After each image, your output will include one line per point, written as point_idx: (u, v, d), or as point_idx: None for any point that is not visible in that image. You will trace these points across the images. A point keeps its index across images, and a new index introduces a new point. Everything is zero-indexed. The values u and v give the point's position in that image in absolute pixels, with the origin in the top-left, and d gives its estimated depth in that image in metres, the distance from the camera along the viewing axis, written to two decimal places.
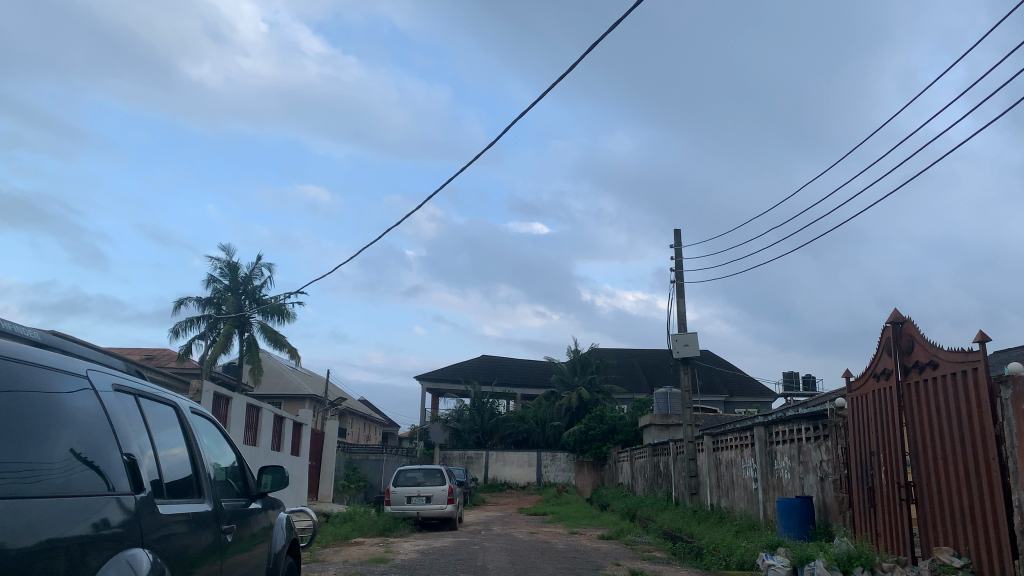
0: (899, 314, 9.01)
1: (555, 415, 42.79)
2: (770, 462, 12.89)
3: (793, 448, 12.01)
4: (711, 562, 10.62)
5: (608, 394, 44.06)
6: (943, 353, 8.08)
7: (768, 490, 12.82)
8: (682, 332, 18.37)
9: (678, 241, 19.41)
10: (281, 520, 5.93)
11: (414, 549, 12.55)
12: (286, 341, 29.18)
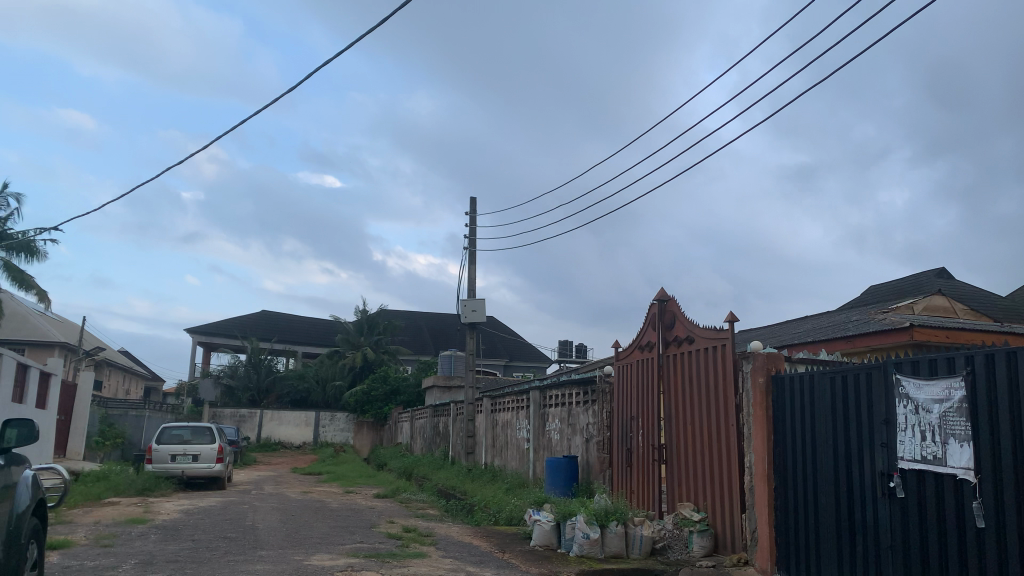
0: (665, 292, 9.79)
1: (337, 374, 42.19)
2: (542, 423, 13.62)
3: (563, 411, 12.76)
4: (482, 518, 11.06)
5: (393, 355, 44.16)
6: (698, 330, 8.92)
7: (538, 450, 13.56)
8: (471, 298, 18.75)
9: (473, 208, 19.71)
10: (26, 479, 5.33)
11: (176, 509, 11.89)
12: (35, 282, 26.18)
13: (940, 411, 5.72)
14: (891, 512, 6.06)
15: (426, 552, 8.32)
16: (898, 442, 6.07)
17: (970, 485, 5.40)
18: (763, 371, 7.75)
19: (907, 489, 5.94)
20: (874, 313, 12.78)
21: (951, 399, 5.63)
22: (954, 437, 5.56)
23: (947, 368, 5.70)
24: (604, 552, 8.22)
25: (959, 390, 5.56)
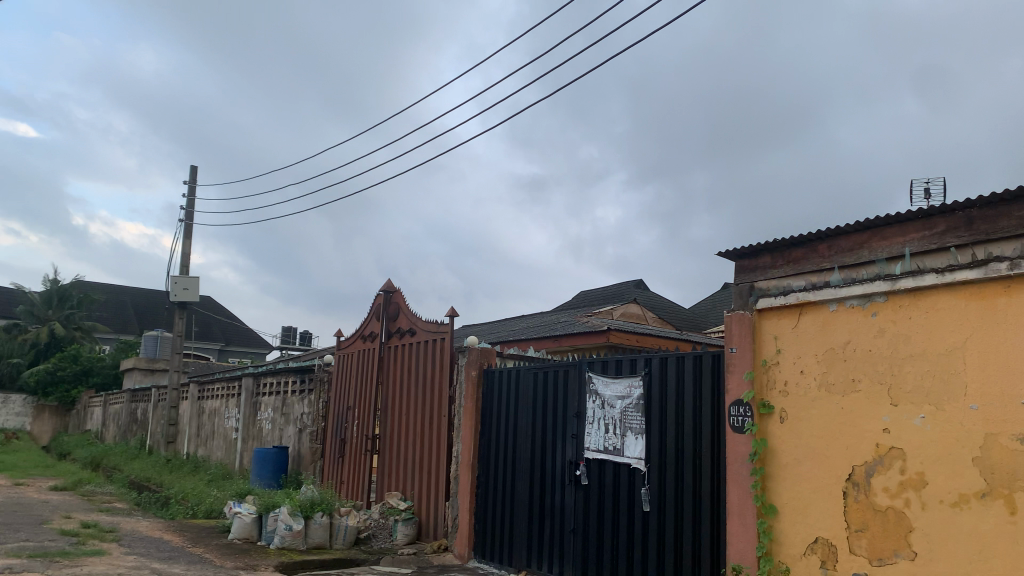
0: (391, 283, 9.85)
1: (14, 350, 36.92)
2: (253, 412, 13.04)
3: (276, 400, 12.33)
4: (177, 511, 10.31)
5: (87, 333, 39.68)
6: (420, 322, 9.09)
7: (247, 440, 12.97)
8: (184, 276, 17.41)
9: (193, 179, 18.32)
10: None
11: None
12: None
13: (622, 406, 6.37)
14: (575, 498, 6.64)
15: (106, 549, 7.56)
16: (586, 433, 6.66)
17: (640, 472, 6.08)
18: (476, 364, 8.10)
19: (590, 477, 6.54)
20: (580, 316, 13.93)
21: (632, 396, 6.29)
22: (631, 430, 6.23)
23: (630, 369, 6.37)
24: (306, 543, 8.03)
25: (638, 389, 6.25)
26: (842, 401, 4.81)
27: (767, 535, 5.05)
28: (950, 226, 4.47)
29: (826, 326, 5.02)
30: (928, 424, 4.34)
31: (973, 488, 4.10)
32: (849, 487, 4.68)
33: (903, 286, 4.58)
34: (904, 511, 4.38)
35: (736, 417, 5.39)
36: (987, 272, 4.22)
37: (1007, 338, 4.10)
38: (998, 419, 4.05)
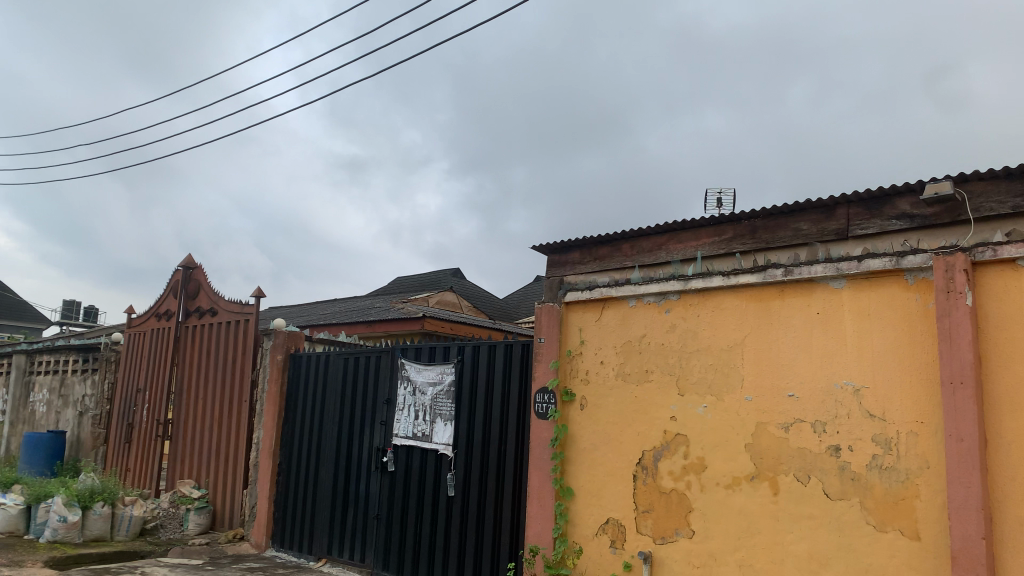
0: (192, 259, 9.26)
1: None
2: (25, 393, 11.78)
3: (53, 381, 11.21)
4: None
5: None
6: (222, 302, 8.62)
7: (16, 424, 11.70)
8: None
9: None
10: None
11: None
12: None
13: (432, 392, 6.41)
14: (380, 484, 6.61)
15: None
16: (395, 419, 6.65)
17: (447, 459, 6.16)
18: (283, 348, 7.81)
19: (397, 463, 6.54)
20: (394, 302, 13.85)
21: (443, 382, 6.35)
22: (440, 417, 6.29)
23: (443, 356, 6.43)
24: (82, 536, 7.38)
25: (450, 376, 6.32)
26: (636, 390, 5.14)
27: (563, 517, 5.30)
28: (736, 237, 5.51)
29: (625, 320, 5.34)
30: (709, 413, 4.75)
31: (744, 471, 4.54)
32: (639, 471, 5.02)
33: (694, 287, 4.96)
34: (685, 493, 4.77)
35: (541, 404, 5.60)
36: (765, 278, 4.67)
37: (779, 337, 4.57)
38: (768, 409, 4.52)
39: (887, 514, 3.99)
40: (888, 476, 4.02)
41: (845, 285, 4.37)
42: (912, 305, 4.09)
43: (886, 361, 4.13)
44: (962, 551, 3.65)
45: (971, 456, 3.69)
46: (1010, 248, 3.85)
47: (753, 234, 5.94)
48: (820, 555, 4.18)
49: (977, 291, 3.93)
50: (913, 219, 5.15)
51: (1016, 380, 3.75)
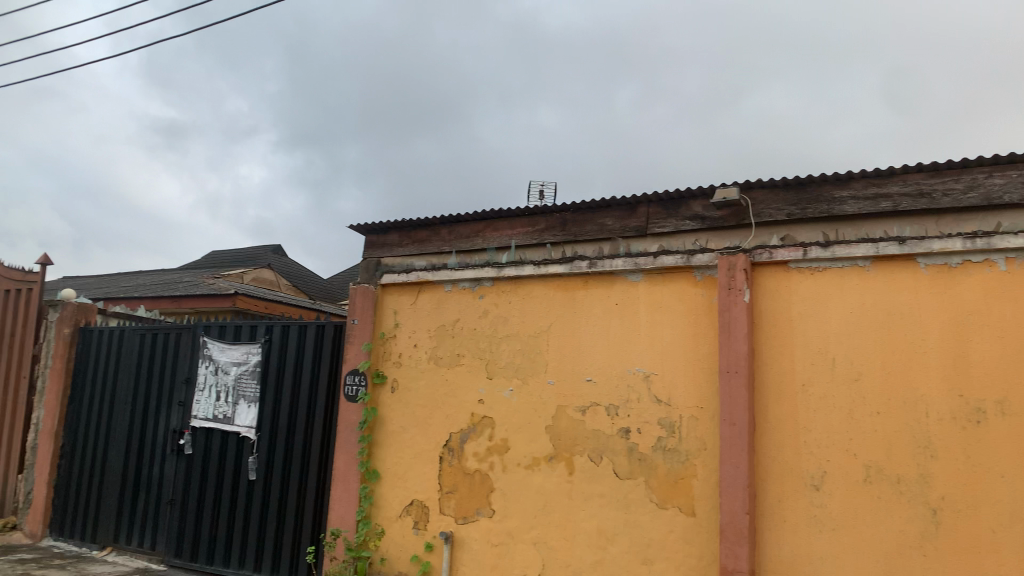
0: None
1: None
2: None
3: None
4: None
5: None
6: None
7: None
8: None
9: None
10: None
11: None
12: None
13: (236, 373, 6.15)
14: (176, 467, 6.26)
15: None
16: (194, 401, 6.31)
17: (249, 441, 5.94)
18: (70, 321, 7.18)
19: (195, 446, 6.22)
20: (203, 277, 13.08)
21: (248, 362, 6.10)
22: (244, 398, 6.05)
23: (249, 335, 6.17)
24: None
25: (256, 356, 6.08)
26: (446, 374, 5.21)
27: (367, 499, 5.28)
28: (548, 226, 6.16)
29: (439, 305, 5.38)
30: (514, 397, 4.91)
31: (543, 452, 4.74)
32: (444, 453, 5.09)
33: (506, 275, 5.08)
34: (487, 474, 4.90)
35: (350, 387, 5.52)
36: (572, 268, 4.86)
37: (581, 325, 4.79)
38: (568, 393, 4.73)
39: (668, 492, 4.32)
40: (670, 457, 4.35)
41: (642, 279, 4.65)
42: (699, 300, 4.45)
43: (674, 351, 4.46)
44: (728, 525, 4.01)
45: (741, 438, 4.07)
46: (783, 251, 4.25)
47: (562, 227, 6.10)
48: (607, 531, 4.45)
49: (754, 289, 4.32)
50: (704, 220, 5.49)
51: (781, 370, 4.19)
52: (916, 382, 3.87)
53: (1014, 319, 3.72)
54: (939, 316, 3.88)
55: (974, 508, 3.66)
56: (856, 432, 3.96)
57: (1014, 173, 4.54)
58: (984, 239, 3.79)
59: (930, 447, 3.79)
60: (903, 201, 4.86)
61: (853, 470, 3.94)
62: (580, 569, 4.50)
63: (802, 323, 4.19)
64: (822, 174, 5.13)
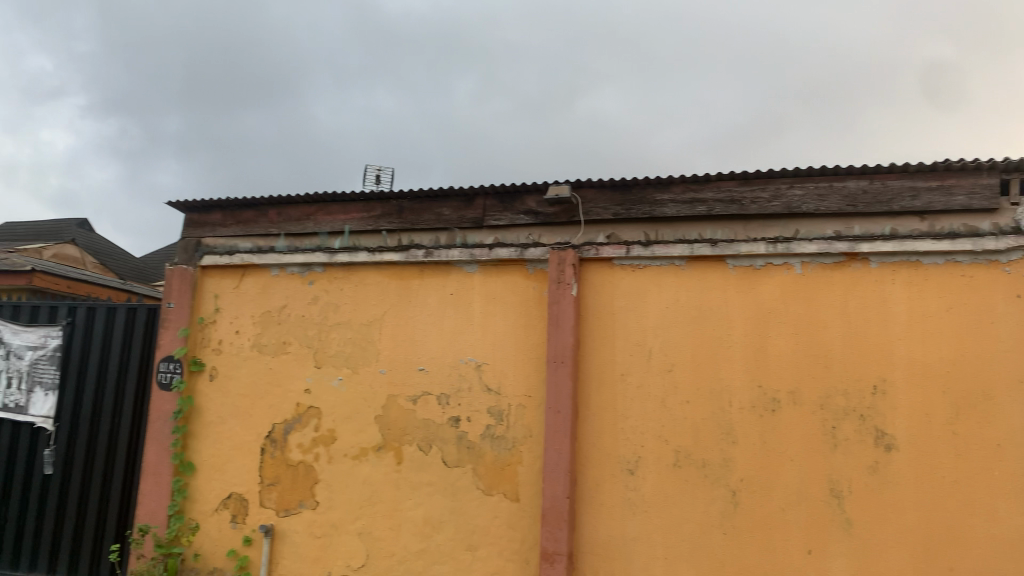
0: None
1: None
2: None
3: None
4: None
5: None
6: None
7: None
8: None
9: None
10: None
11: None
12: None
13: (31, 358, 5.57)
14: None
15: None
16: None
17: (45, 432, 5.43)
18: None
19: None
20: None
21: (46, 347, 5.55)
22: (40, 386, 5.50)
23: (47, 317, 5.61)
24: None
25: (55, 339, 5.55)
26: (271, 362, 5.02)
27: (180, 493, 4.98)
28: (383, 213, 6.03)
29: (266, 290, 5.17)
30: (343, 386, 4.81)
31: (372, 442, 4.68)
32: (267, 444, 4.90)
33: (338, 261, 4.95)
34: (312, 465, 4.78)
35: (164, 374, 5.18)
36: (407, 257, 4.81)
37: (414, 314, 4.78)
38: (398, 382, 4.71)
39: (494, 479, 4.42)
40: (497, 445, 4.46)
41: (476, 270, 4.70)
42: (530, 292, 4.57)
43: (505, 342, 4.56)
44: (550, 509, 4.15)
45: (564, 425, 4.22)
46: (609, 248, 4.46)
47: (398, 214, 6.00)
48: (433, 519, 4.49)
49: (581, 283, 4.49)
50: (537, 215, 5.63)
51: (603, 361, 4.39)
52: (722, 373, 4.19)
53: (806, 317, 4.12)
54: (744, 313, 4.22)
55: (767, 489, 4.03)
56: (668, 419, 4.23)
57: (811, 186, 5.05)
58: (785, 244, 4.17)
59: (732, 433, 4.12)
60: (716, 207, 5.21)
61: (664, 455, 4.21)
62: (404, 558, 4.50)
63: (624, 316, 4.41)
64: (647, 178, 5.36)
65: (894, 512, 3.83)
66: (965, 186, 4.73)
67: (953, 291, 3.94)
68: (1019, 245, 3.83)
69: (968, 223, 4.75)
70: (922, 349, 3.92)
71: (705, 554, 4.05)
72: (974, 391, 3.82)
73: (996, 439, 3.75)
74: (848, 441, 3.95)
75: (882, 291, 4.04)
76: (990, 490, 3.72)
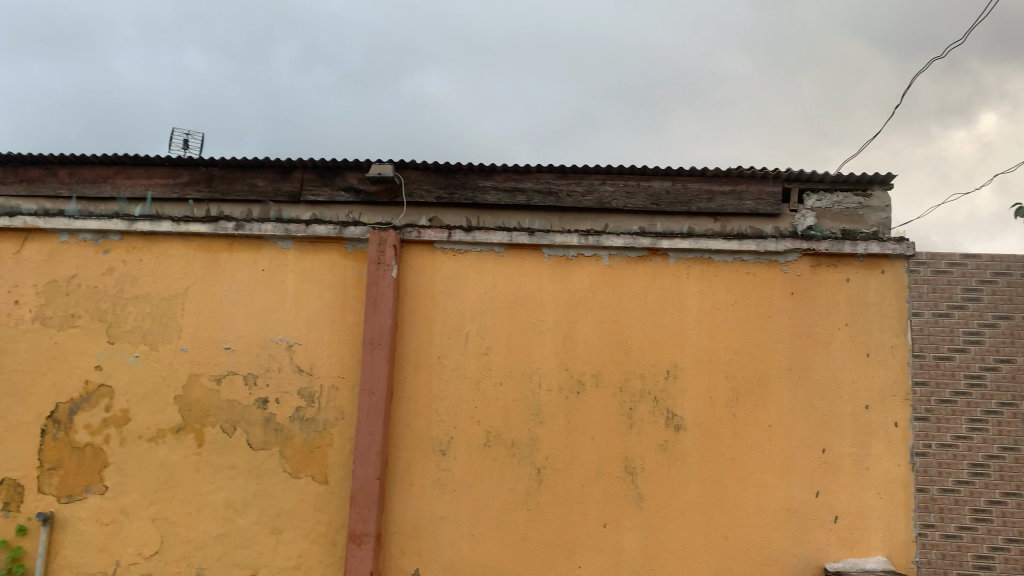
0: None
1: None
2: None
3: None
4: None
5: None
6: None
7: None
8: None
9: None
10: None
11: None
12: None
13: None
14: None
15: None
16: None
17: None
18: None
19: None
20: None
21: None
22: None
23: None
24: None
25: None
26: (56, 335, 4.58)
27: None
28: (191, 180, 5.71)
29: (51, 257, 4.68)
30: (140, 363, 4.50)
31: (170, 423, 4.43)
32: (48, 425, 4.48)
33: (139, 229, 4.59)
34: (101, 448, 4.43)
35: None
36: (216, 229, 4.56)
37: (222, 290, 4.56)
38: (203, 361, 4.48)
39: (302, 461, 4.33)
40: (307, 427, 4.37)
41: (291, 247, 4.56)
42: (347, 272, 4.50)
43: (319, 321, 4.47)
44: (360, 491, 4.13)
45: (377, 407, 4.21)
46: (431, 232, 4.47)
47: (208, 182, 5.70)
48: (236, 503, 4.32)
49: (400, 264, 4.48)
50: (358, 193, 5.55)
51: (420, 343, 4.42)
52: (533, 357, 4.36)
53: (612, 306, 4.37)
54: (556, 300, 4.40)
55: (570, 467, 4.25)
56: (480, 401, 4.34)
57: (621, 184, 5.37)
58: (595, 237, 4.39)
59: (540, 415, 4.30)
60: (534, 197, 5.40)
61: (475, 435, 4.31)
62: (203, 543, 4.30)
63: (442, 299, 4.45)
64: (470, 164, 5.44)
65: (680, 487, 4.18)
66: (753, 192, 5.25)
67: (738, 286, 4.33)
68: (794, 248, 4.28)
69: (754, 225, 5.26)
70: (710, 338, 4.30)
71: (510, 530, 4.21)
72: (751, 376, 4.24)
73: (768, 420, 4.19)
74: (644, 422, 4.25)
75: (679, 284, 4.37)
76: (760, 466, 4.15)
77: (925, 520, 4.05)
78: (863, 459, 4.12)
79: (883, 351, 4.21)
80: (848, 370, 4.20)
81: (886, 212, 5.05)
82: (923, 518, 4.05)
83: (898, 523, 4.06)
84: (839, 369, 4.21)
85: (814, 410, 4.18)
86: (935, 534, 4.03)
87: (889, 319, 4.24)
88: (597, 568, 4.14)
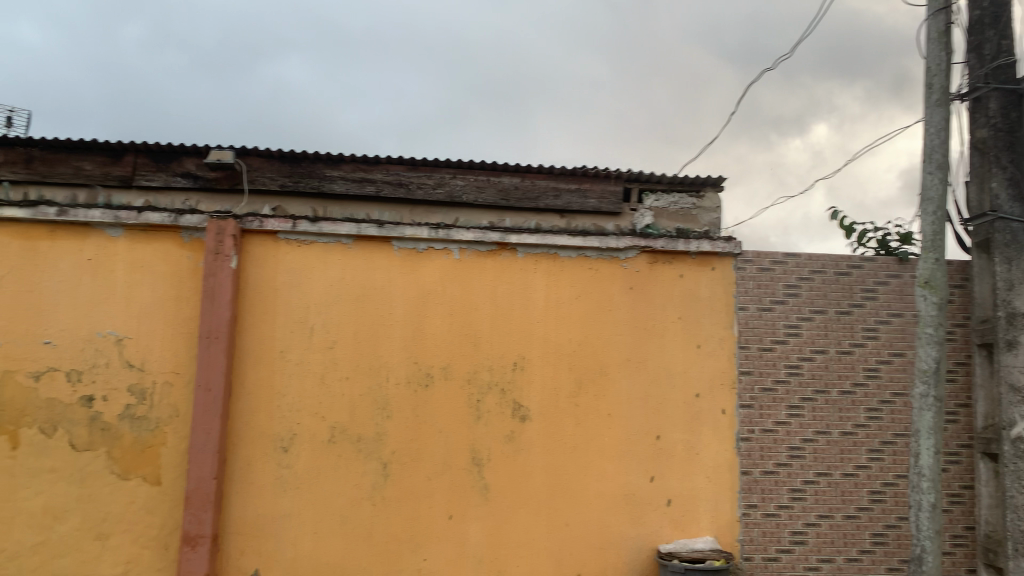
0: None
1: None
2: None
3: None
4: None
5: None
6: None
7: None
8: None
9: None
10: None
11: None
12: None
13: None
14: None
15: None
16: None
17: None
18: None
19: None
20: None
21: None
22: None
23: None
24: None
25: None
26: None
27: None
28: (6, 160, 5.26)
29: None
30: None
31: None
32: None
33: None
34: None
35: None
36: (35, 214, 4.22)
37: (42, 280, 4.22)
38: (18, 356, 4.14)
39: (132, 462, 4.09)
40: (137, 426, 4.13)
41: (120, 235, 4.29)
42: (183, 263, 4.29)
43: (152, 314, 4.23)
44: (194, 491, 3.95)
45: (214, 403, 4.04)
46: (274, 222, 4.33)
47: (27, 163, 5.27)
48: (55, 509, 4.03)
49: (241, 255, 4.32)
50: (196, 179, 5.27)
51: (261, 337, 4.28)
52: (381, 351, 4.32)
53: (460, 299, 4.40)
54: (404, 293, 4.39)
55: (417, 460, 4.25)
56: (325, 396, 4.26)
57: (472, 178, 5.41)
58: (445, 231, 4.40)
59: (387, 409, 4.27)
60: (384, 188, 5.32)
61: (319, 431, 4.23)
62: (18, 553, 3.98)
63: (286, 292, 4.33)
64: (317, 153, 5.30)
65: (525, 476, 4.27)
66: (597, 191, 5.42)
67: (582, 281, 4.48)
68: (633, 245, 4.48)
69: (598, 223, 5.44)
70: (555, 331, 4.42)
71: (354, 525, 4.16)
72: (593, 368, 4.40)
73: (608, 410, 4.36)
74: (490, 414, 4.32)
75: (526, 279, 4.46)
76: (600, 453, 4.32)
77: (748, 501, 4.34)
78: (694, 445, 4.37)
79: (712, 342, 4.48)
80: (681, 361, 4.44)
81: (717, 214, 5.39)
82: (746, 499, 4.34)
83: (724, 504, 4.34)
84: (674, 360, 4.44)
85: (650, 400, 4.39)
86: (757, 513, 4.33)
87: (718, 313, 4.51)
88: (442, 559, 4.17)
